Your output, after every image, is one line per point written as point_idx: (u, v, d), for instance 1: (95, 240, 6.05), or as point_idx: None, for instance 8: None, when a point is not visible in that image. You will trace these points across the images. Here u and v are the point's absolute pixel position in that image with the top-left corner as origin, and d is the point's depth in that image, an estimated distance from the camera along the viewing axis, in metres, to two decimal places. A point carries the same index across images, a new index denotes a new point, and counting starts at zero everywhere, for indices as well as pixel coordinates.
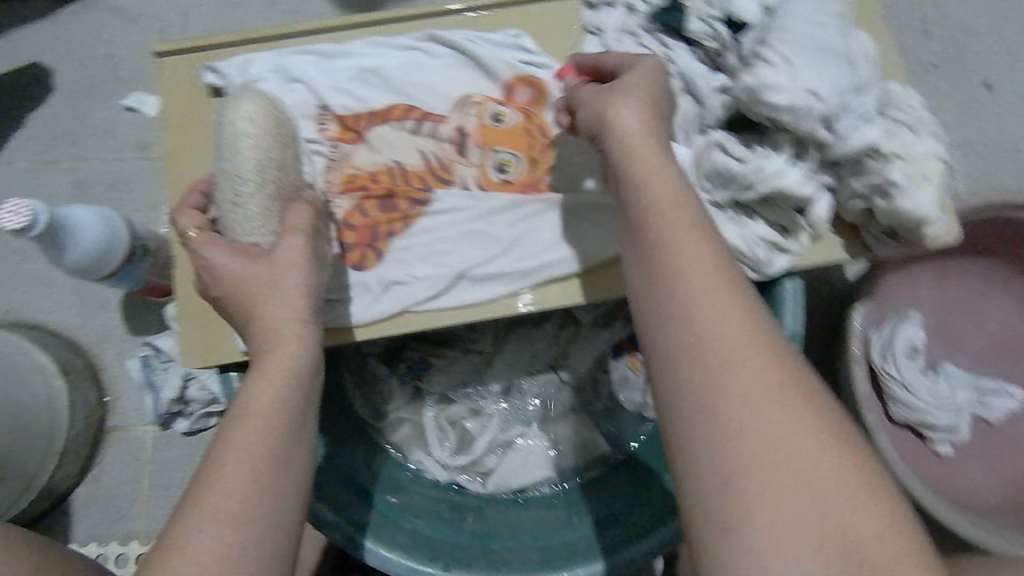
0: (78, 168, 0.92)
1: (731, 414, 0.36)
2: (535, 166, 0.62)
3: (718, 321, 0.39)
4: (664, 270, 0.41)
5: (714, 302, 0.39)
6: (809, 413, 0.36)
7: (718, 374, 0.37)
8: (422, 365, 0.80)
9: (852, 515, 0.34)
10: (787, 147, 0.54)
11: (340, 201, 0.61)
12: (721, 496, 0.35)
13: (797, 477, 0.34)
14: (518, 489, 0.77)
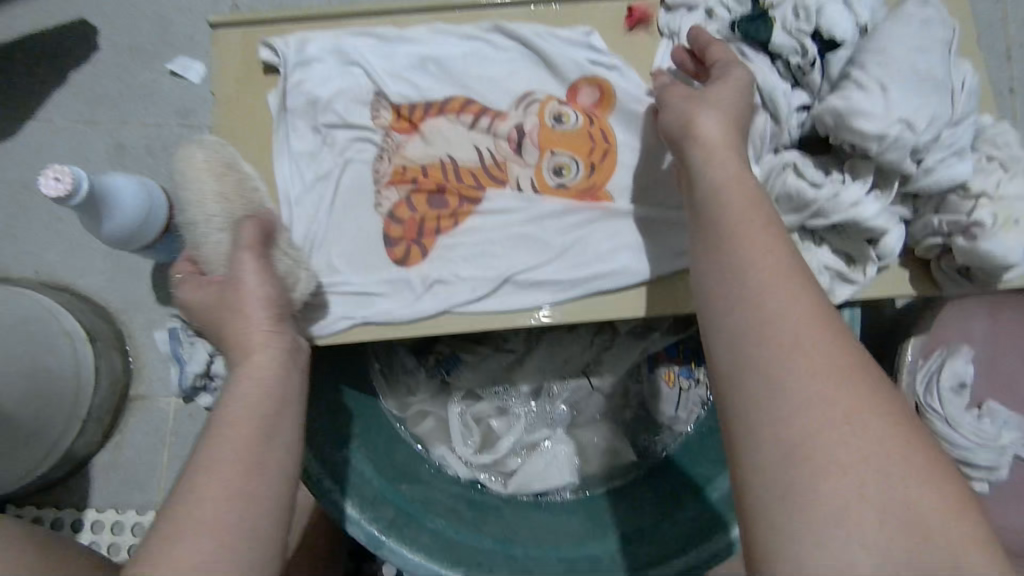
0: (117, 130, 0.90)
1: (797, 421, 0.36)
2: (594, 173, 0.59)
3: (777, 323, 0.39)
4: (736, 282, 0.41)
5: (772, 306, 0.39)
6: (877, 415, 0.36)
7: (775, 379, 0.37)
8: (453, 360, 0.78)
9: (919, 511, 0.33)
10: (867, 175, 0.51)
11: (388, 193, 0.59)
12: (783, 498, 0.35)
13: (863, 478, 0.34)
14: (539, 493, 0.75)
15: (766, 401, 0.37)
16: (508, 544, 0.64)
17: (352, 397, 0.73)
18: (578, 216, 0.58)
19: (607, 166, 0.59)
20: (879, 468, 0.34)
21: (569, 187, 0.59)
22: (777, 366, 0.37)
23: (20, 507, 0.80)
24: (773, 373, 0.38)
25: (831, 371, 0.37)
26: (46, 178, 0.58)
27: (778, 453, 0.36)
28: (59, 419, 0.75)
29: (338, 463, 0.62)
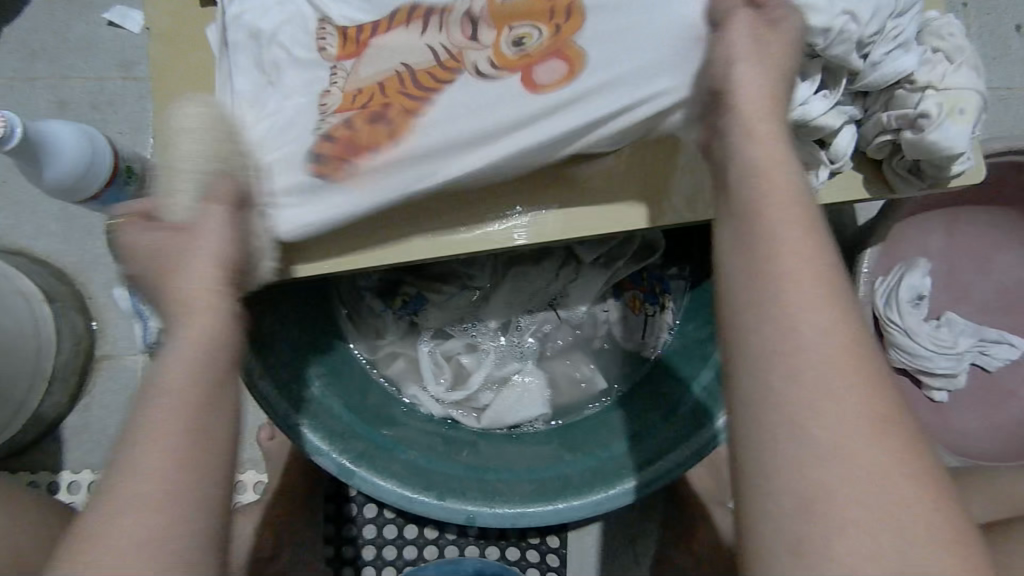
0: (60, 87, 0.87)
1: (823, 464, 0.36)
2: (558, 36, 0.52)
3: (821, 341, 0.37)
4: (780, 310, 0.38)
5: (818, 322, 0.38)
6: (906, 466, 0.36)
7: (811, 400, 0.36)
8: (419, 301, 0.77)
9: (930, 550, 0.34)
10: (816, 74, 0.51)
11: (331, 112, 0.53)
12: (801, 518, 0.35)
13: (880, 511, 0.35)
14: (512, 425, 0.75)
15: (791, 426, 0.37)
16: (483, 470, 0.65)
17: (320, 339, 0.72)
18: (540, 99, 0.51)
19: (574, 21, 0.51)
20: (887, 490, 0.35)
21: (530, 55, 0.52)
22: (821, 403, 0.36)
23: None
24: (807, 400, 0.37)
25: (863, 397, 0.37)
26: None
27: (802, 477, 0.36)
28: (22, 381, 0.73)
29: (305, 399, 0.62)
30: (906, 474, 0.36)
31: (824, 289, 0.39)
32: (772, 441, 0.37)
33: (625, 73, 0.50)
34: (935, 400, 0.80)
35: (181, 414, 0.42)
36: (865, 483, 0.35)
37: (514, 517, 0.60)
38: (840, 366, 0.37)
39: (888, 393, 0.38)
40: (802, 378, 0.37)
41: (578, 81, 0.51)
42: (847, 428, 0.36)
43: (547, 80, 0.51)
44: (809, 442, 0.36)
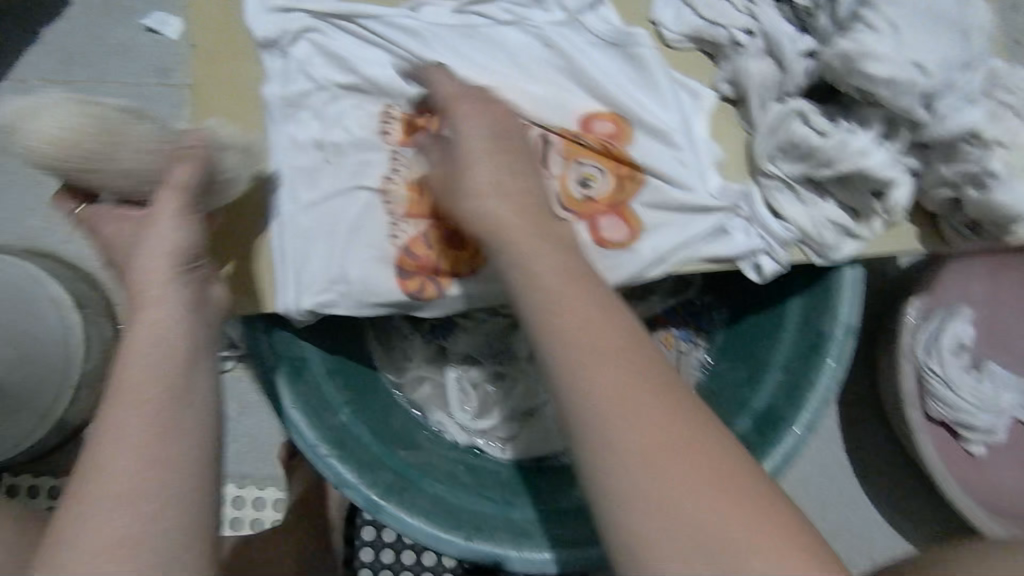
0: (96, 90, 0.87)
1: (616, 440, 0.39)
2: (621, 185, 0.56)
3: (567, 332, 0.43)
4: (536, 308, 0.44)
5: (564, 318, 0.43)
6: (706, 452, 0.39)
7: (580, 385, 0.41)
8: (447, 325, 0.77)
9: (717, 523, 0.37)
10: (877, 124, 0.50)
11: (405, 226, 0.57)
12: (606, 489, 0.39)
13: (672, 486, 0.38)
14: (538, 456, 0.75)
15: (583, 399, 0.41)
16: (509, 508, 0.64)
17: (346, 365, 0.70)
18: (605, 256, 0.55)
19: (636, 183, 0.56)
20: (683, 473, 0.38)
21: (595, 201, 0.56)
22: (593, 379, 0.41)
23: (15, 476, 0.80)
24: (585, 379, 0.41)
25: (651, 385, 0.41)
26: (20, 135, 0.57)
27: (603, 451, 0.39)
28: (47, 389, 0.73)
29: (333, 429, 0.61)
30: (705, 459, 0.39)
31: (565, 270, 0.45)
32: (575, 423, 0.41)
33: (676, 217, 0.55)
34: (973, 454, 0.77)
35: (147, 377, 0.41)
36: (656, 455, 0.39)
37: (534, 561, 0.59)
38: (620, 370, 0.41)
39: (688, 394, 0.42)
40: (575, 349, 0.42)
41: (640, 246, 0.55)
42: (638, 410, 0.40)
43: (612, 235, 0.55)
44: (607, 423, 0.40)
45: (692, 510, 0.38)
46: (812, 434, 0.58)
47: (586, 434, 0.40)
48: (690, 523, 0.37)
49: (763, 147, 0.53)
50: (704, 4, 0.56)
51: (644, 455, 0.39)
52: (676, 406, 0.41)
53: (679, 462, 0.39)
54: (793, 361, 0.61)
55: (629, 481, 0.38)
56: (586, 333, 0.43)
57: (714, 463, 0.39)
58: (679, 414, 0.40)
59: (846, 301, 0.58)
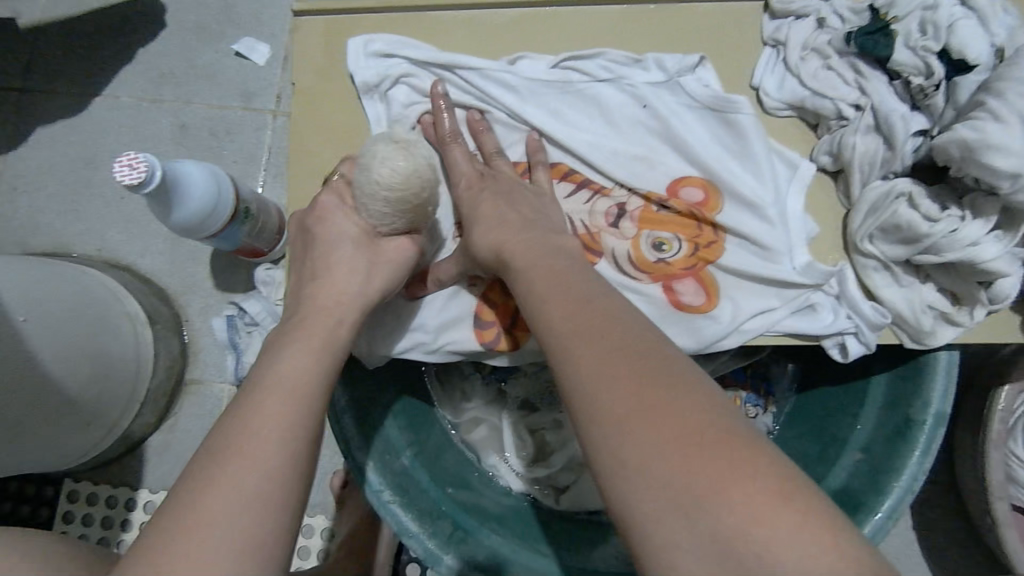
0: (182, 111, 0.89)
1: (628, 453, 0.34)
2: (697, 249, 0.55)
3: (578, 357, 0.39)
4: (552, 339, 0.42)
5: (574, 345, 0.40)
6: (731, 445, 0.33)
7: (588, 407, 0.37)
8: (509, 369, 0.77)
9: (759, 525, 0.30)
10: (992, 214, 0.49)
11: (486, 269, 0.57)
12: (633, 509, 0.33)
13: (697, 491, 0.32)
14: (593, 510, 0.71)
15: (593, 422, 0.37)
16: (568, 566, 0.61)
17: (409, 400, 0.71)
18: (681, 320, 0.54)
19: (713, 247, 0.55)
20: (706, 473, 0.32)
21: (670, 264, 0.55)
22: (603, 390, 0.37)
23: (77, 482, 0.82)
24: (594, 398, 0.37)
25: (660, 387, 0.36)
26: (120, 165, 0.56)
27: (618, 472, 0.34)
28: (119, 403, 0.75)
29: (395, 473, 0.61)
30: (731, 451, 0.33)
31: (578, 296, 0.43)
32: (593, 446, 0.36)
33: (752, 281, 0.54)
34: None
35: (288, 406, 0.40)
36: (682, 456, 0.33)
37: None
38: (630, 380, 0.37)
39: (709, 391, 0.36)
40: (579, 371, 0.39)
41: (717, 308, 0.54)
42: (648, 417, 0.35)
43: (688, 300, 0.54)
44: (619, 442, 0.35)
45: (711, 517, 0.31)
46: (895, 521, 0.53)
47: (598, 446, 0.36)
48: (724, 532, 0.31)
49: (861, 222, 0.53)
50: (810, 75, 0.56)
51: (662, 464, 0.33)
52: (688, 401, 0.35)
53: (694, 457, 0.33)
54: (877, 442, 0.58)
55: (641, 488, 0.33)
56: (598, 342, 0.39)
57: (729, 458, 0.32)
58: (690, 409, 0.35)
59: (939, 386, 0.55)
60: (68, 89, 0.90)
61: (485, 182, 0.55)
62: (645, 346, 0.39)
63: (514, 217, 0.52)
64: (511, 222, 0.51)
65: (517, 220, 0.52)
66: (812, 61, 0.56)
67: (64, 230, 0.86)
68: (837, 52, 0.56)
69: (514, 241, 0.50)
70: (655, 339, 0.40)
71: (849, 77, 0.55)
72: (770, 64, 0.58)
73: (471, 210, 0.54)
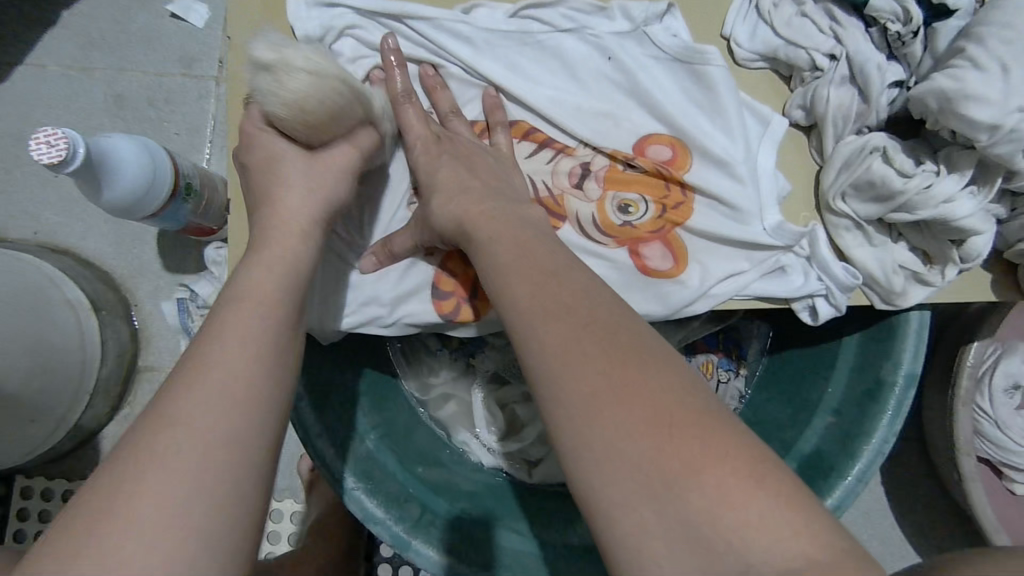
0: (116, 79, 0.83)
1: (590, 440, 0.32)
2: (665, 211, 0.53)
3: (541, 334, 0.37)
4: (514, 316, 0.39)
5: (536, 322, 0.38)
6: (701, 428, 0.31)
7: (550, 390, 0.35)
8: (477, 343, 0.74)
9: (728, 514, 0.28)
10: (966, 169, 0.47)
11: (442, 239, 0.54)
12: (595, 501, 0.31)
13: (662, 480, 0.30)
14: (566, 483, 0.70)
15: (555, 406, 0.34)
16: (541, 542, 0.60)
17: (374, 378, 0.69)
18: (648, 286, 0.51)
19: (682, 210, 0.53)
20: (672, 459, 0.30)
21: (637, 229, 0.53)
22: (566, 371, 0.35)
23: (29, 478, 0.78)
24: (556, 379, 0.35)
25: (626, 366, 0.34)
26: (36, 142, 0.51)
27: (580, 460, 0.32)
28: (66, 395, 0.71)
29: (359, 458, 0.59)
30: (700, 436, 0.31)
31: (539, 270, 0.40)
32: (555, 433, 0.34)
33: (723, 244, 0.52)
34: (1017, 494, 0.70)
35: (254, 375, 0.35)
36: (647, 442, 0.31)
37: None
38: (594, 359, 0.34)
39: (678, 369, 0.34)
40: (541, 350, 0.36)
41: (686, 273, 0.51)
42: (613, 400, 0.33)
43: (655, 264, 0.52)
44: (581, 427, 0.33)
45: (679, 503, 0.29)
46: (865, 486, 0.52)
47: (557, 431, 0.34)
48: (692, 523, 0.29)
49: (834, 180, 0.50)
50: (784, 24, 0.53)
51: (626, 452, 0.31)
52: (654, 379, 0.33)
53: (658, 442, 0.31)
54: (848, 404, 0.57)
55: (601, 476, 0.31)
56: (558, 320, 0.37)
57: (698, 439, 0.30)
58: (657, 387, 0.33)
59: (909, 347, 0.55)
60: None
61: (442, 144, 0.52)
62: (609, 322, 0.36)
63: (473, 184, 0.49)
64: (471, 189, 0.48)
65: (475, 187, 0.49)
66: (785, 8, 0.53)
67: None
68: None
69: (471, 211, 0.47)
70: (621, 314, 0.37)
71: (824, 24, 0.52)
72: (742, 11, 0.54)
73: (427, 179, 0.51)
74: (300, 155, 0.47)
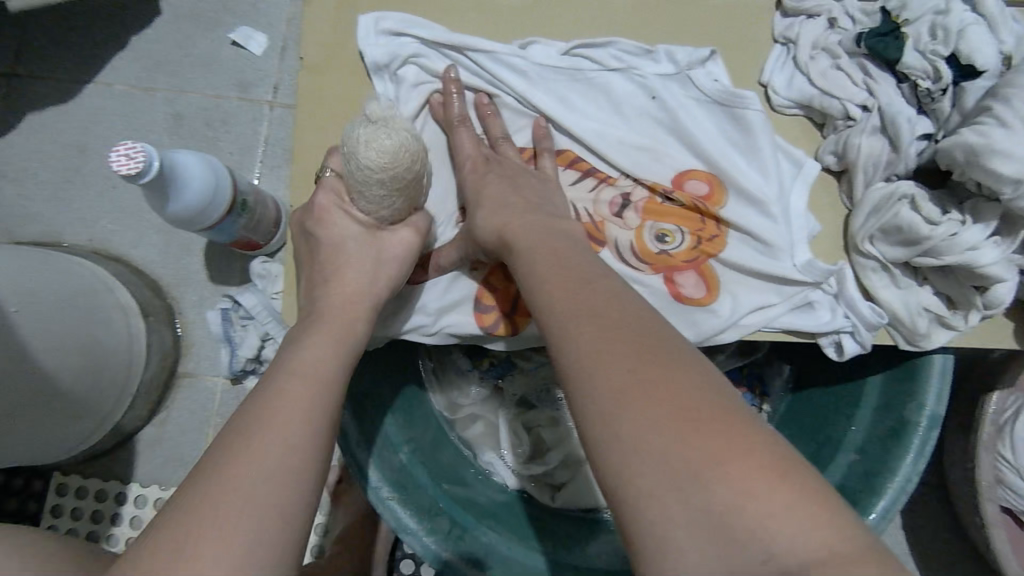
0: (176, 100, 0.88)
1: (622, 442, 0.34)
2: (699, 244, 0.55)
3: (574, 342, 0.39)
4: (550, 328, 0.42)
5: (570, 331, 0.40)
6: (727, 427, 0.33)
7: (585, 395, 0.37)
8: (506, 365, 0.76)
9: (757, 508, 0.30)
10: (992, 220, 0.50)
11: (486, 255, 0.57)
12: (628, 501, 0.33)
13: (695, 477, 0.31)
14: (588, 508, 0.72)
15: (589, 410, 0.36)
16: (559, 562, 0.61)
17: (405, 391, 0.71)
18: (681, 312, 0.54)
19: (717, 242, 0.55)
20: (703, 455, 0.32)
21: (672, 258, 0.55)
22: (599, 376, 0.37)
23: (66, 475, 0.81)
24: (590, 385, 0.37)
25: (654, 369, 0.36)
26: (117, 155, 0.55)
27: (614, 462, 0.34)
28: (110, 395, 0.74)
29: (390, 467, 0.61)
30: (728, 435, 0.32)
31: (573, 282, 0.43)
32: (589, 439, 0.36)
33: (754, 277, 0.54)
34: None
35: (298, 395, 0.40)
36: (678, 441, 0.33)
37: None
38: (627, 364, 0.36)
39: (706, 373, 0.36)
40: (574, 357, 0.39)
41: (717, 303, 0.54)
42: (643, 402, 0.34)
43: (688, 292, 0.54)
44: (613, 431, 0.35)
45: (713, 501, 0.31)
46: (888, 521, 0.53)
47: (593, 433, 0.36)
48: (724, 517, 0.30)
49: (862, 223, 0.53)
50: (819, 75, 0.56)
51: (658, 451, 0.33)
52: (689, 387, 0.35)
53: (687, 440, 0.32)
54: (872, 443, 0.58)
55: (637, 473, 0.33)
56: (602, 329, 0.39)
57: (729, 437, 0.32)
58: (692, 394, 0.35)
59: (933, 389, 0.56)
60: (59, 77, 0.88)
61: (489, 165, 0.55)
62: (648, 333, 0.39)
63: (516, 202, 0.52)
64: (514, 205, 0.51)
65: (518, 206, 0.51)
66: (821, 60, 0.57)
67: (54, 218, 0.85)
68: (846, 52, 0.56)
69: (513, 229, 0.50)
70: (651, 322, 0.40)
71: (858, 78, 0.55)
72: (778, 62, 0.58)
73: (474, 198, 0.54)
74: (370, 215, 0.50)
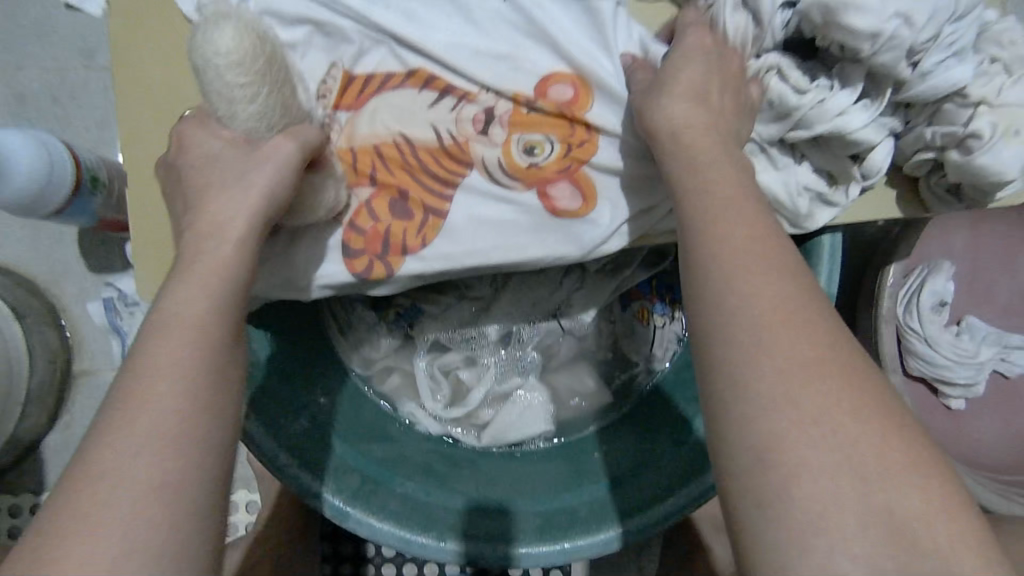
0: (16, 79, 0.79)
1: (802, 426, 0.33)
2: (570, 150, 0.52)
3: (762, 304, 0.36)
4: (724, 279, 0.38)
5: (755, 286, 0.37)
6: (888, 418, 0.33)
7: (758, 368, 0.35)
8: (413, 312, 0.71)
9: (921, 505, 0.32)
10: (857, 82, 0.47)
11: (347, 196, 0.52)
12: (766, 489, 0.33)
13: (867, 470, 0.32)
14: (515, 441, 0.72)
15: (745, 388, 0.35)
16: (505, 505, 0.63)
17: (309, 353, 0.68)
18: (560, 226, 0.52)
19: (588, 144, 0.52)
20: (877, 454, 0.32)
21: (542, 169, 0.52)
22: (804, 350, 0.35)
23: None
24: (766, 360, 0.35)
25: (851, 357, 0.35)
26: None
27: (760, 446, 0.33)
28: None
29: (293, 435, 0.59)
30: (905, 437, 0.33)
31: (763, 240, 0.39)
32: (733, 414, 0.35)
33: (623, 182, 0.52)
34: (951, 408, 0.74)
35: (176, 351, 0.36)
36: (882, 432, 0.33)
37: (567, 553, 0.58)
38: (807, 343, 0.35)
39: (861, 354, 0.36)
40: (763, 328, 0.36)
41: (589, 213, 0.52)
42: (837, 386, 0.34)
43: (564, 204, 0.52)
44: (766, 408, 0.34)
45: (901, 499, 0.32)
46: None
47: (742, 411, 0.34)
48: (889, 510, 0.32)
49: None
50: None
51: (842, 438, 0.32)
52: (847, 352, 0.36)
53: (877, 437, 0.33)
54: None
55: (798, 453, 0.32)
56: (789, 293, 0.37)
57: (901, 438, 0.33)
58: (852, 364, 0.35)
59: (824, 266, 0.55)
60: None
61: None
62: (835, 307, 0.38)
63: None
64: None
65: (719, 124, 0.46)
66: None
67: None
68: None
69: None
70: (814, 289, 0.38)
71: None
72: None
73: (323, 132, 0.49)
74: (231, 148, 0.45)
